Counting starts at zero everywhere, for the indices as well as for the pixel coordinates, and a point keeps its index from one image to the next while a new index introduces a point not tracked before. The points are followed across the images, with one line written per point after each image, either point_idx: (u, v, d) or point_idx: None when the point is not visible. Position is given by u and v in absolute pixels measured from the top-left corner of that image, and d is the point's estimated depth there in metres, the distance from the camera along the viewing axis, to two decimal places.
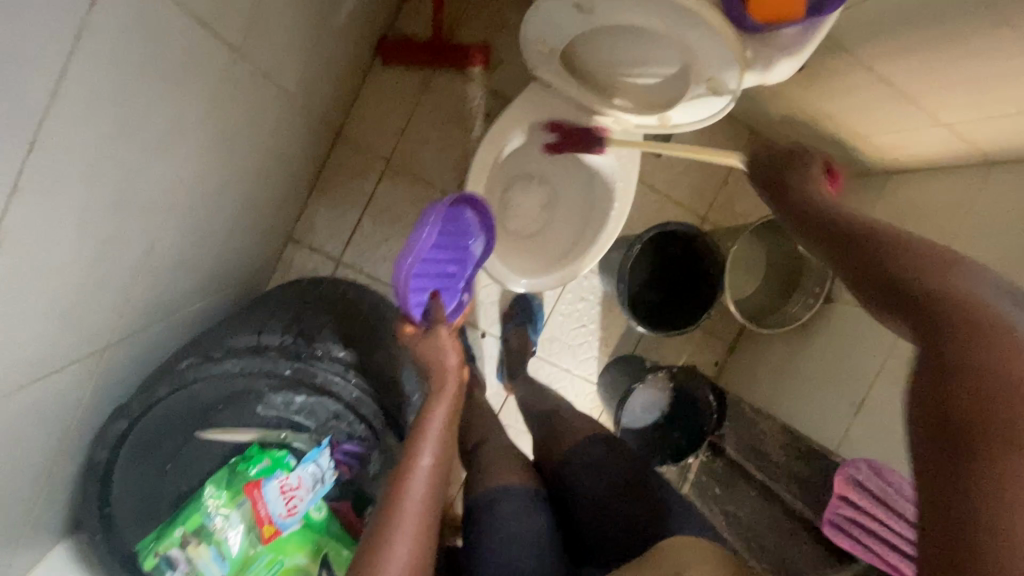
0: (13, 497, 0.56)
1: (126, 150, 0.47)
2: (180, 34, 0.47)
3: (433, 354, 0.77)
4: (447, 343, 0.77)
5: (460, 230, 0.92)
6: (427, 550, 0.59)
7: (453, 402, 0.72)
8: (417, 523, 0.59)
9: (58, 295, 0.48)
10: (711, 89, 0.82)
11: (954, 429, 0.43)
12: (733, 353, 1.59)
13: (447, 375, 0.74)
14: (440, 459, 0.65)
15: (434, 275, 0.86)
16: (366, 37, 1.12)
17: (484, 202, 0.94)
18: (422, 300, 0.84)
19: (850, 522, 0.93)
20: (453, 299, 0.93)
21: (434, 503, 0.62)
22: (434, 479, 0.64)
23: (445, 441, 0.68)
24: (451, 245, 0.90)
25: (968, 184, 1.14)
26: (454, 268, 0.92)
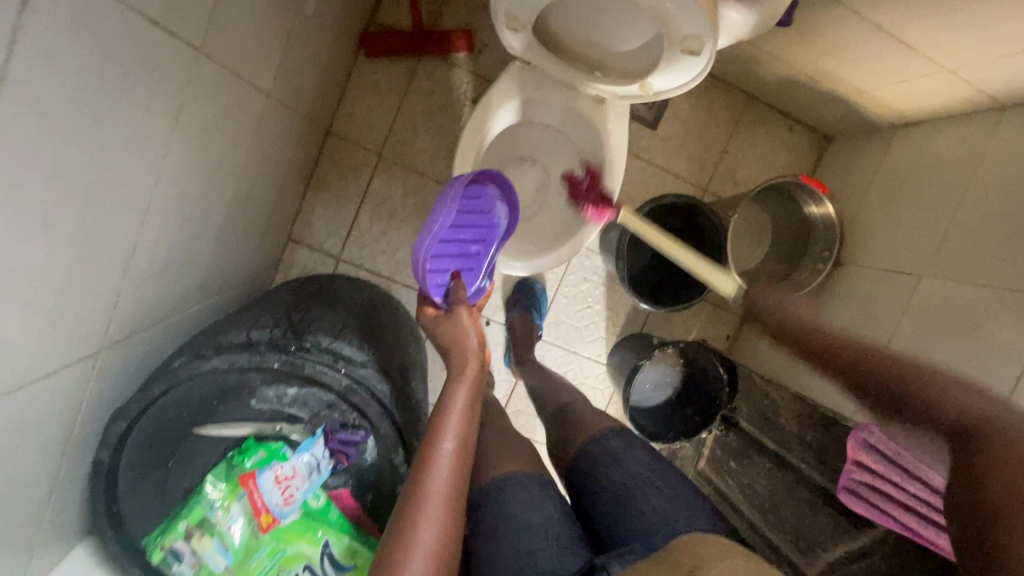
0: (25, 498, 0.59)
1: (88, 154, 0.48)
2: (133, 33, 0.48)
3: (454, 335, 0.79)
4: (469, 324, 0.80)
5: (483, 208, 0.93)
6: (452, 531, 0.60)
7: (473, 385, 0.74)
8: (441, 505, 0.61)
9: (36, 299, 0.49)
10: (688, 49, 0.78)
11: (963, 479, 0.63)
12: (745, 325, 1.56)
13: (467, 357, 0.76)
14: (461, 443, 0.67)
15: (455, 257, 0.88)
16: (347, 31, 1.12)
17: (506, 176, 0.95)
18: (442, 281, 0.86)
19: (867, 488, 0.89)
20: (475, 282, 0.93)
21: (459, 485, 0.64)
22: (458, 461, 0.66)
23: (465, 425, 0.69)
24: (472, 223, 0.90)
25: (979, 131, 1.09)
26: (476, 247, 0.92)
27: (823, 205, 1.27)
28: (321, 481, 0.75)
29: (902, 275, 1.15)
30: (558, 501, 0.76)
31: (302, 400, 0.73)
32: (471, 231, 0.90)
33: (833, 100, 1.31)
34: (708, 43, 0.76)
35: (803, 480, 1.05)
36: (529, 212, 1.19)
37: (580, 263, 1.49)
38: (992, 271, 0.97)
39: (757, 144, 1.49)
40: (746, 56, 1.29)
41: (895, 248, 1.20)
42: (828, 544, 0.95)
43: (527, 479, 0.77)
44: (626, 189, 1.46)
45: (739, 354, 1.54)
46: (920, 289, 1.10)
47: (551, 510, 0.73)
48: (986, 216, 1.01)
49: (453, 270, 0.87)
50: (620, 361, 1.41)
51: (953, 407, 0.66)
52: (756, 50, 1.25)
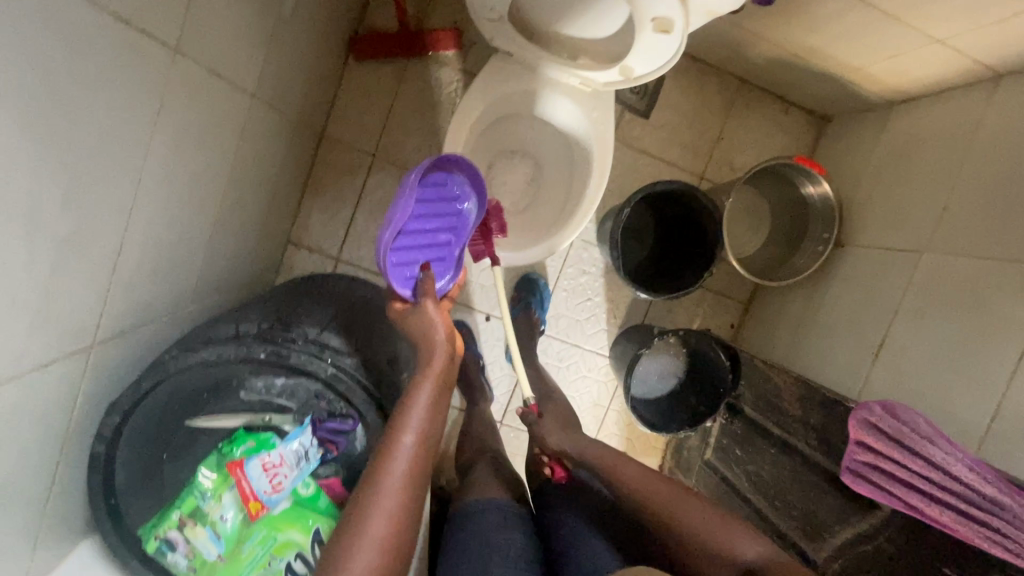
0: (24, 489, 0.61)
1: (63, 151, 0.50)
2: (104, 31, 0.50)
3: (422, 328, 0.78)
4: (436, 318, 0.78)
5: (448, 194, 0.92)
6: (406, 522, 0.61)
7: (439, 380, 0.74)
8: (397, 498, 0.62)
9: (24, 289, 0.51)
10: (660, 29, 0.81)
11: None
12: (749, 313, 1.54)
13: (436, 348, 0.75)
14: (422, 438, 0.68)
15: (420, 247, 0.88)
16: (333, 33, 1.14)
17: (467, 159, 0.92)
18: (411, 274, 0.86)
19: (868, 467, 0.86)
20: (444, 270, 0.92)
21: (416, 479, 0.65)
22: (417, 456, 0.66)
23: (428, 420, 0.70)
24: (437, 211, 0.90)
25: (975, 101, 1.07)
26: (445, 236, 0.92)
27: (819, 184, 1.27)
28: (310, 470, 0.76)
29: (903, 253, 1.13)
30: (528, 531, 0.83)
31: (291, 390, 0.74)
32: (437, 220, 0.89)
33: (826, 79, 1.30)
34: (679, 23, 0.78)
35: (807, 462, 1.03)
36: (522, 205, 1.20)
37: (578, 255, 1.48)
38: (995, 241, 0.95)
39: (753, 129, 1.48)
40: (734, 38, 1.28)
41: (896, 226, 1.17)
42: (834, 527, 0.93)
43: (506, 507, 0.86)
44: (621, 179, 1.46)
45: (744, 342, 1.52)
46: (921, 265, 1.08)
47: (518, 535, 0.80)
48: (984, 188, 0.99)
49: (421, 262, 0.87)
50: (620, 353, 1.41)
51: (731, 557, 0.73)
52: (744, 32, 1.24)
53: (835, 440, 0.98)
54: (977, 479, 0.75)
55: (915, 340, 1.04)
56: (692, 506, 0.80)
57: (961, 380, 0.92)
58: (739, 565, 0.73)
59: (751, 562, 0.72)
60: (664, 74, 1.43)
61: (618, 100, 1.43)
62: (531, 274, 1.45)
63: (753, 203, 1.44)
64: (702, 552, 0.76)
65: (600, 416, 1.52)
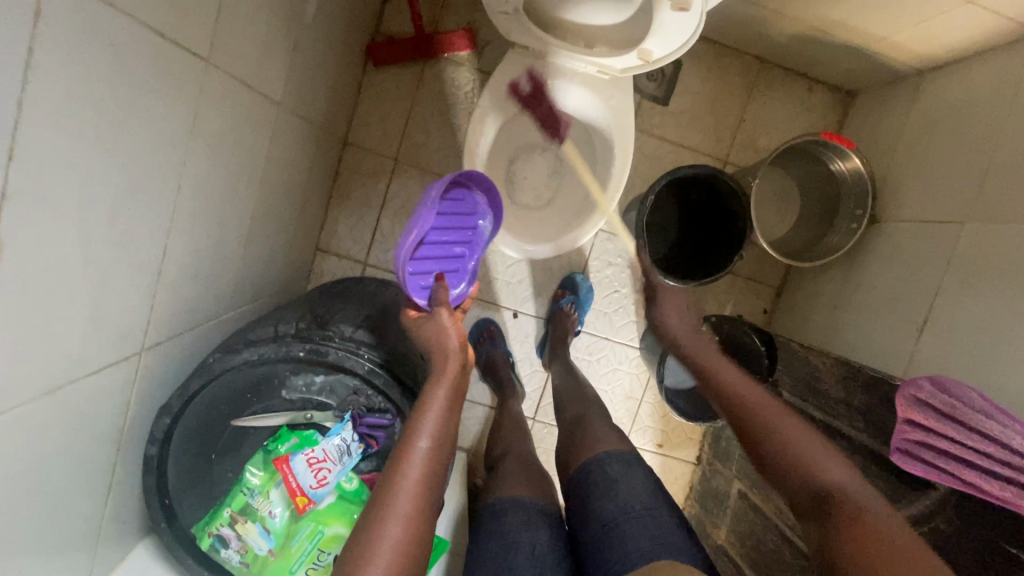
0: (82, 492, 0.63)
1: (106, 162, 0.52)
2: (139, 43, 0.51)
3: (436, 337, 0.79)
4: (450, 327, 0.80)
5: (465, 210, 0.94)
6: (419, 527, 0.62)
7: (454, 384, 0.74)
8: (411, 501, 0.62)
9: (75, 298, 0.53)
10: (676, 7, 0.81)
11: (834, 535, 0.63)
12: (781, 297, 1.50)
13: (449, 357, 0.76)
14: (436, 442, 0.67)
15: (437, 259, 0.90)
16: (352, 40, 1.16)
17: (488, 178, 0.93)
18: (426, 283, 0.88)
19: (919, 446, 0.83)
20: (460, 282, 0.94)
21: (431, 482, 0.65)
22: (431, 460, 0.66)
23: (443, 423, 0.69)
24: (455, 226, 0.92)
25: (1013, 62, 1.03)
26: (461, 249, 0.94)
27: (849, 158, 1.25)
28: (353, 465, 0.75)
29: (943, 225, 1.09)
30: (552, 526, 0.87)
31: (330, 387, 0.75)
32: (454, 233, 0.91)
33: (851, 52, 1.26)
34: None
35: (850, 444, 1.00)
36: (545, 199, 1.20)
37: (602, 247, 1.47)
38: None
39: (777, 109, 1.45)
40: (753, 17, 1.26)
41: (934, 198, 1.13)
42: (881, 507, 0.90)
43: (530, 503, 0.88)
44: (642, 168, 1.44)
45: (778, 328, 1.48)
46: (964, 235, 1.04)
47: (543, 535, 0.84)
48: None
49: (435, 272, 0.89)
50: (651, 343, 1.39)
51: (814, 473, 0.72)
52: (763, 10, 1.21)
53: (882, 419, 0.95)
54: None
55: (962, 312, 1.00)
56: (794, 427, 0.80)
57: (1014, 352, 0.88)
58: (818, 481, 0.71)
59: (829, 481, 0.70)
60: (681, 59, 1.41)
61: (636, 90, 1.42)
62: (570, 272, 1.44)
63: (780, 184, 1.41)
64: (787, 462, 0.76)
65: (633, 408, 1.51)
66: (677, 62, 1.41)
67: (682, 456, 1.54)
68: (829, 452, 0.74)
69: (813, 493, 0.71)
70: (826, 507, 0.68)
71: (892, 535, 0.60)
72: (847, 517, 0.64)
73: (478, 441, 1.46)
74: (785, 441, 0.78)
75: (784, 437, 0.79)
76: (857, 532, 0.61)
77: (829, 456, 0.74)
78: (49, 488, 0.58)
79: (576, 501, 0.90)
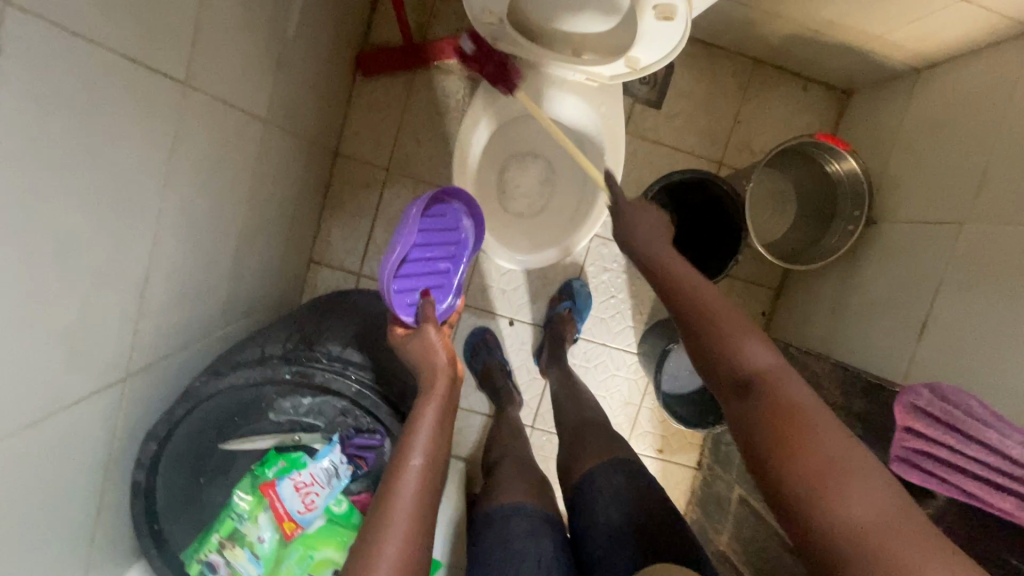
0: (69, 522, 0.63)
1: (81, 192, 0.51)
2: (111, 70, 0.51)
3: (424, 354, 0.75)
4: (437, 343, 0.76)
5: (448, 225, 0.95)
6: (419, 549, 0.59)
7: (445, 399, 0.71)
8: (407, 527, 0.59)
9: (54, 329, 0.53)
10: (662, 16, 0.79)
11: (766, 438, 0.56)
12: (780, 300, 1.49)
13: (438, 373, 0.72)
14: (430, 460, 0.65)
15: (420, 275, 0.89)
16: (340, 51, 1.16)
17: (464, 190, 0.95)
18: (411, 300, 0.87)
19: (920, 454, 0.81)
20: (446, 298, 0.93)
21: (427, 505, 0.62)
22: (426, 480, 0.63)
23: (436, 440, 0.67)
24: (437, 241, 0.92)
25: (1009, 60, 1.01)
26: (444, 264, 0.93)
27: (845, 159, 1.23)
28: (341, 487, 0.77)
29: (941, 226, 1.07)
30: (556, 534, 0.83)
31: (317, 409, 0.75)
32: (437, 248, 0.91)
33: (845, 51, 1.25)
34: (681, 8, 0.77)
35: None
36: (538, 206, 1.18)
37: (598, 253, 1.46)
38: None
39: (771, 110, 1.44)
40: (745, 18, 1.24)
41: (932, 198, 1.11)
42: None
43: (533, 510, 0.85)
44: (636, 172, 1.43)
45: (777, 331, 1.47)
46: (963, 236, 1.03)
47: (547, 544, 0.80)
48: None
49: (420, 289, 0.88)
50: (651, 347, 1.38)
51: (742, 362, 0.63)
52: (754, 11, 1.20)
53: (881, 426, 0.94)
54: None
55: (961, 315, 0.99)
56: (716, 301, 0.70)
57: (1014, 356, 0.87)
58: (739, 365, 0.63)
59: (756, 371, 0.62)
60: (674, 61, 1.40)
61: (628, 94, 1.41)
62: (567, 278, 1.43)
63: (775, 186, 1.40)
64: (714, 353, 0.66)
65: (632, 415, 1.50)
66: (669, 65, 1.40)
67: (682, 461, 1.53)
68: (756, 336, 0.65)
69: (741, 386, 0.62)
70: (751, 398, 0.60)
71: (830, 442, 0.52)
72: (780, 419, 0.56)
73: (476, 450, 1.45)
74: (712, 328, 0.68)
75: (712, 323, 0.68)
76: (793, 439, 0.54)
77: (757, 342, 0.64)
78: (35, 521, 0.57)
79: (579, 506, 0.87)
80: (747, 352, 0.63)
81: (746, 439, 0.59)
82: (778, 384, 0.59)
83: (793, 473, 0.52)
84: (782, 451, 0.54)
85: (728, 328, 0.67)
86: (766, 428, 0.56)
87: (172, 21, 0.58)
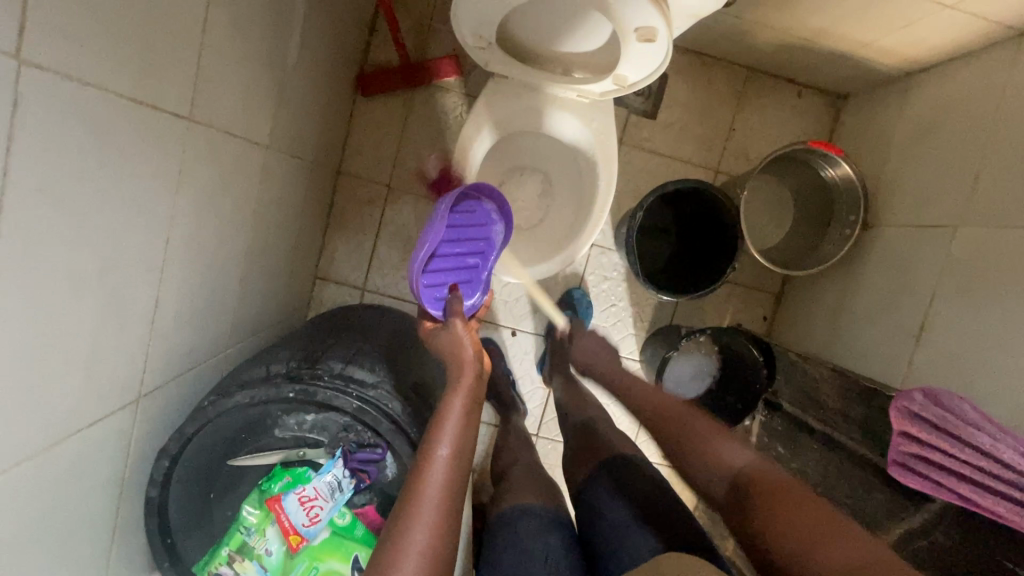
0: (85, 538, 0.66)
1: (94, 227, 0.55)
2: (119, 113, 0.54)
3: (452, 347, 0.83)
4: (464, 337, 0.84)
5: (477, 221, 0.99)
6: (443, 536, 0.62)
7: (470, 393, 0.76)
8: (434, 512, 0.63)
9: (69, 356, 0.56)
10: (644, 38, 0.82)
11: (751, 516, 0.66)
12: (781, 304, 1.50)
13: (465, 365, 0.79)
14: (456, 451, 0.69)
15: (450, 270, 0.95)
16: (340, 74, 1.19)
17: (493, 187, 0.99)
18: (441, 294, 0.94)
19: (916, 459, 0.82)
20: (473, 292, 0.99)
21: (453, 493, 0.66)
22: (452, 470, 0.67)
23: (461, 432, 0.71)
24: (467, 237, 0.97)
25: (999, 64, 1.02)
26: (473, 259, 0.99)
27: (839, 165, 1.24)
28: (344, 500, 0.78)
29: (936, 229, 1.08)
30: (565, 533, 0.82)
31: (321, 425, 0.76)
32: (466, 244, 0.97)
33: (837, 58, 1.26)
34: (662, 31, 0.80)
35: (852, 457, 0.99)
36: (536, 220, 1.20)
37: (597, 263, 1.48)
38: None
39: (766, 117, 1.45)
40: (736, 29, 1.26)
41: (927, 202, 1.12)
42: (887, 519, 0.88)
43: (541, 510, 0.84)
44: (634, 182, 1.45)
45: (778, 336, 1.48)
46: (957, 239, 1.03)
47: (555, 540, 0.79)
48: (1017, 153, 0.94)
49: (449, 283, 0.94)
50: (651, 355, 1.40)
51: (724, 462, 0.76)
52: (744, 22, 1.22)
53: (879, 431, 0.94)
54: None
55: (957, 319, 0.99)
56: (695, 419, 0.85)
57: (1009, 358, 0.87)
58: (727, 465, 0.75)
59: (739, 466, 0.74)
60: (667, 72, 1.42)
61: (624, 105, 1.43)
62: (568, 288, 1.44)
63: (772, 191, 1.41)
64: (702, 458, 0.79)
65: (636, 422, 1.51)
66: (663, 75, 1.42)
67: None
68: (728, 437, 0.79)
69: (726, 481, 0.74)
70: (737, 489, 0.71)
71: (797, 498, 0.64)
72: (759, 495, 0.67)
73: (483, 459, 1.47)
74: (693, 441, 0.82)
75: (691, 435, 0.83)
76: (771, 505, 0.64)
77: (730, 443, 0.78)
78: (51, 540, 0.60)
79: (586, 506, 0.86)
80: (726, 452, 0.77)
81: (740, 523, 0.68)
82: (757, 467, 0.72)
83: (774, 532, 0.62)
84: (761, 518, 0.64)
85: (705, 438, 0.81)
86: (749, 507, 0.67)
87: (174, 61, 0.61)
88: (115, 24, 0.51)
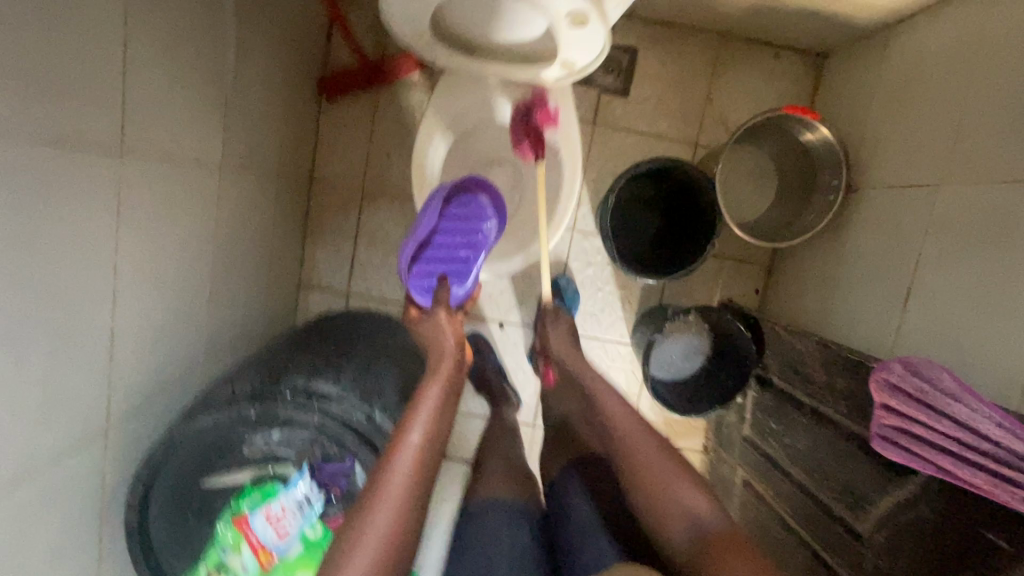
0: (67, 565, 0.68)
1: (30, 269, 0.55)
2: (44, 156, 0.55)
3: (434, 336, 0.84)
4: (447, 328, 0.84)
5: (471, 214, 1.00)
6: (408, 518, 0.63)
7: (449, 381, 0.77)
8: (399, 494, 0.64)
9: (22, 396, 0.57)
10: (577, 23, 0.79)
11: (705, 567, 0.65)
12: (772, 276, 1.46)
13: (445, 353, 0.80)
14: (430, 436, 0.69)
15: (441, 260, 0.95)
16: (297, 81, 1.18)
17: (486, 180, 1.01)
18: (431, 284, 0.94)
19: (898, 432, 0.80)
20: (463, 284, 0.95)
21: (422, 476, 0.67)
22: (423, 453, 0.68)
23: (436, 418, 0.72)
24: (461, 230, 0.98)
25: (975, 11, 0.97)
26: (465, 252, 0.96)
27: (817, 129, 1.19)
28: (313, 513, 0.81)
29: (920, 189, 1.04)
30: (532, 526, 0.84)
31: (288, 441, 0.78)
32: (459, 236, 0.97)
33: (809, 17, 1.21)
34: (592, 14, 0.77)
35: (838, 431, 0.97)
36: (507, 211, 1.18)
37: (580, 248, 1.45)
38: (1013, 162, 0.85)
39: (744, 83, 1.40)
40: None
41: (910, 161, 1.07)
42: (872, 498, 0.87)
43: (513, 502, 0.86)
44: (610, 162, 1.42)
45: (771, 308, 1.44)
46: (941, 199, 0.99)
47: (523, 533, 0.82)
48: (996, 104, 0.90)
49: (438, 273, 0.94)
50: (639, 336, 1.39)
51: (677, 501, 0.72)
52: None
53: (865, 403, 0.92)
54: (1003, 435, 0.68)
55: (943, 282, 0.96)
56: (643, 443, 0.79)
57: (995, 320, 0.84)
58: (685, 515, 0.71)
59: (697, 509, 0.71)
60: (636, 47, 1.38)
61: (593, 84, 1.39)
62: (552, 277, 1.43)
63: (754, 162, 1.37)
64: (647, 485, 0.74)
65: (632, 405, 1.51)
66: (632, 51, 1.37)
67: (688, 446, 1.52)
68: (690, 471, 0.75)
69: (676, 520, 0.71)
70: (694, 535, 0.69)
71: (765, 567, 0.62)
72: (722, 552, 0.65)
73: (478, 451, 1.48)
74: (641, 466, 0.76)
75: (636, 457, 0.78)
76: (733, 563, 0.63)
77: (690, 476, 0.74)
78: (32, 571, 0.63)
79: (555, 496, 0.88)
80: (679, 489, 0.73)
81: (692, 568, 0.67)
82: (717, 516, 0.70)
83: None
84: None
85: (657, 464, 0.76)
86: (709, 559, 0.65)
87: (94, 95, 0.60)
88: (27, 69, 0.51)
